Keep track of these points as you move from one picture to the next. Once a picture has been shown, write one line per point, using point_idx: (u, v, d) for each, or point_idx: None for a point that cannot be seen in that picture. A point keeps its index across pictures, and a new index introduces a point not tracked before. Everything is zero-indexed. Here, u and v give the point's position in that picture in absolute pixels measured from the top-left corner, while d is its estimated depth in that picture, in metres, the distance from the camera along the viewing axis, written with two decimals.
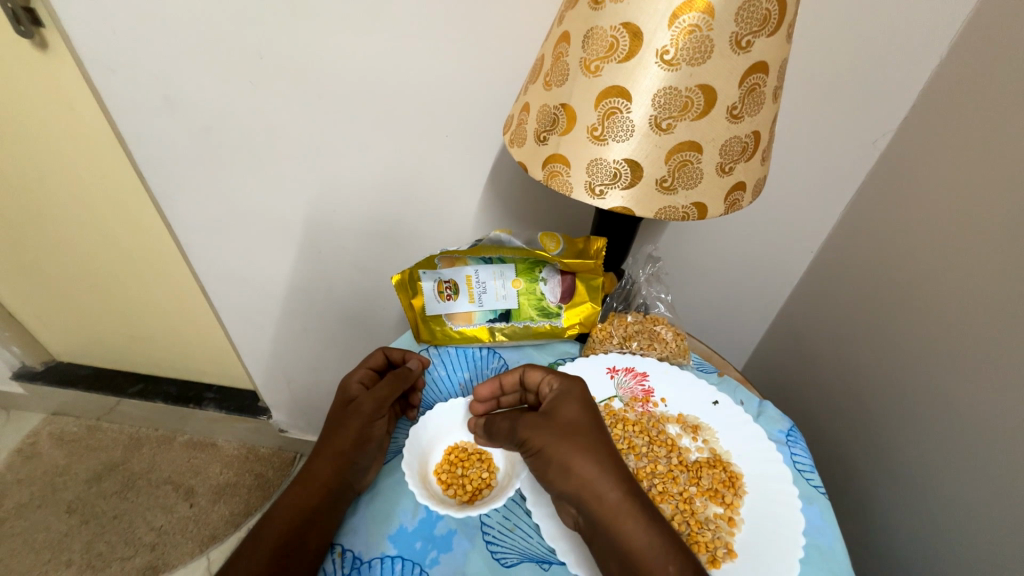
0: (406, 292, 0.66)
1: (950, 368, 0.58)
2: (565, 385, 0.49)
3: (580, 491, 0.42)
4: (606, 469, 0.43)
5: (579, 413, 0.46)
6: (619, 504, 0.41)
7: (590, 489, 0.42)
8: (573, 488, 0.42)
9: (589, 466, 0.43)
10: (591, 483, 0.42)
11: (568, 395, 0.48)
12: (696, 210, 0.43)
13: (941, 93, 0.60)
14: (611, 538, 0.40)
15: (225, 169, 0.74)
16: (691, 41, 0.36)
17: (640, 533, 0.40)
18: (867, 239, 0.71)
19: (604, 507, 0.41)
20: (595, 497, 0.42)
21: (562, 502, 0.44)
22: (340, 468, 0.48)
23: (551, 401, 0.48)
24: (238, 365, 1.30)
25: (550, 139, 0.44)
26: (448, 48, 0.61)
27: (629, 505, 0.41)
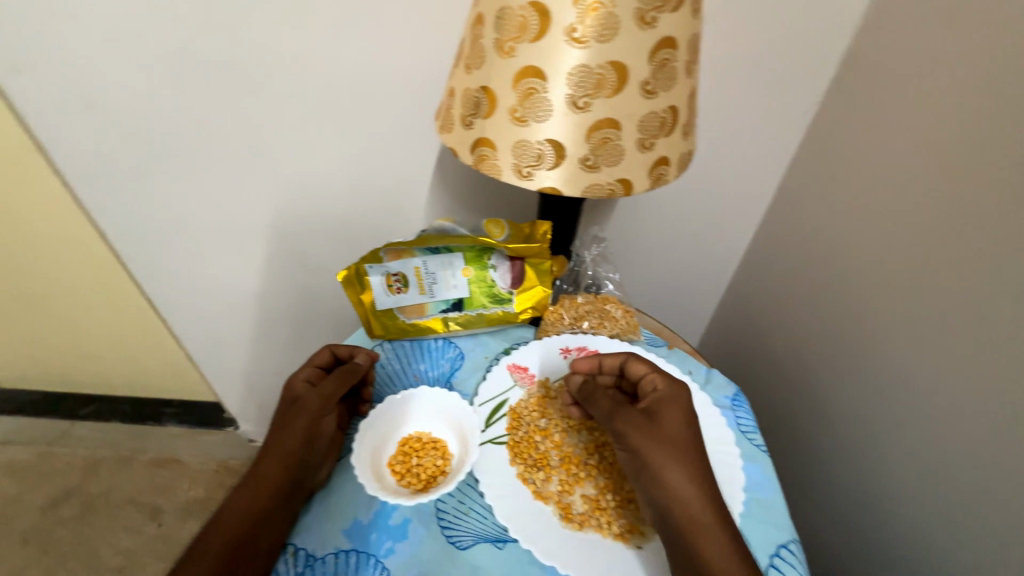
0: (355, 288, 0.65)
1: (872, 324, 0.63)
2: (672, 393, 0.50)
3: (669, 496, 0.45)
4: (696, 481, 0.45)
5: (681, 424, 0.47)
6: (705, 515, 0.43)
7: (684, 496, 0.44)
8: (662, 490, 0.45)
9: (684, 474, 0.45)
10: (685, 494, 0.44)
11: (673, 404, 0.49)
12: (621, 187, 0.44)
13: (857, 67, 0.64)
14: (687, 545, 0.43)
15: (172, 168, 0.75)
16: (597, 17, 0.36)
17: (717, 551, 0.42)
18: (799, 210, 0.75)
19: (689, 516, 0.43)
20: (682, 501, 0.44)
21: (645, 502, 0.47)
22: (288, 467, 0.46)
23: (654, 404, 0.50)
24: (197, 378, 1.25)
25: (476, 123, 0.44)
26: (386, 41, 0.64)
27: (715, 518, 0.43)
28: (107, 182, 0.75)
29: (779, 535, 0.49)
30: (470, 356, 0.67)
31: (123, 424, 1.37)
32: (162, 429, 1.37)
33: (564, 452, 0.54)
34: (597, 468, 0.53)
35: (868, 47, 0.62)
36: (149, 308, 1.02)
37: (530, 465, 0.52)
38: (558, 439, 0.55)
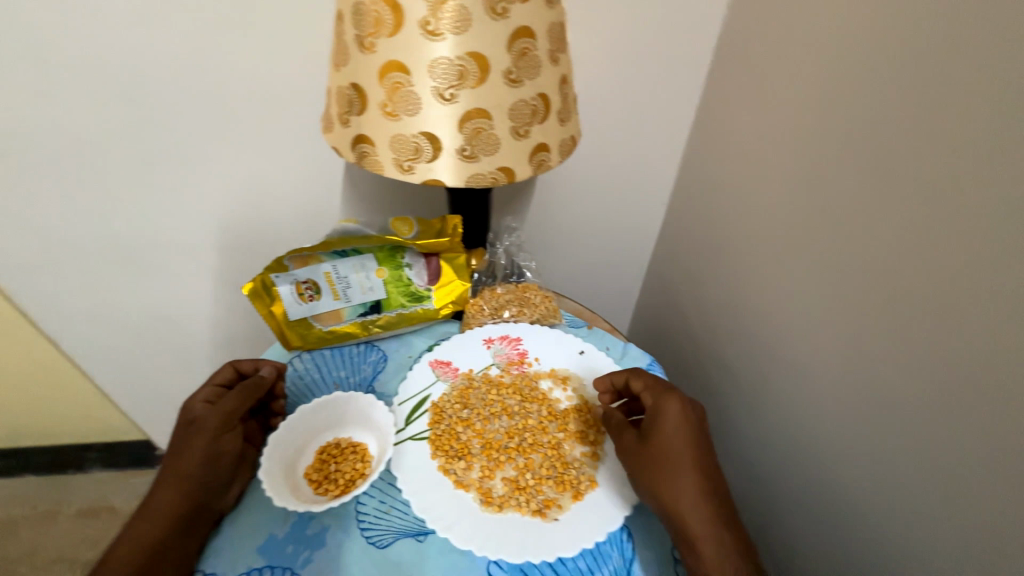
0: (264, 300, 0.62)
1: (750, 283, 0.68)
2: (669, 402, 0.50)
3: (667, 506, 0.45)
4: (698, 490, 0.45)
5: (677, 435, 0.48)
6: (707, 526, 0.44)
7: (687, 506, 0.45)
8: (661, 500, 0.46)
9: (687, 484, 0.45)
10: (683, 505, 0.45)
11: (670, 414, 0.50)
12: (504, 175, 0.45)
13: (727, 50, 0.70)
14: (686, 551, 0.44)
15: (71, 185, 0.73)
16: (448, 10, 0.37)
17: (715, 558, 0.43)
18: (695, 186, 0.81)
19: (686, 524, 0.44)
20: (684, 512, 0.44)
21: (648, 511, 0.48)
22: (187, 491, 0.45)
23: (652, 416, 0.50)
24: (120, 417, 1.15)
25: (352, 121, 0.44)
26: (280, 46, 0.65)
27: (718, 526, 0.44)
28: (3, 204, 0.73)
29: None
30: (394, 357, 0.66)
31: (40, 478, 1.25)
32: (89, 476, 1.26)
33: (485, 439, 0.55)
34: (517, 450, 0.54)
35: (734, 32, 0.68)
36: (50, 346, 0.94)
37: (450, 456, 0.53)
38: (480, 427, 0.56)
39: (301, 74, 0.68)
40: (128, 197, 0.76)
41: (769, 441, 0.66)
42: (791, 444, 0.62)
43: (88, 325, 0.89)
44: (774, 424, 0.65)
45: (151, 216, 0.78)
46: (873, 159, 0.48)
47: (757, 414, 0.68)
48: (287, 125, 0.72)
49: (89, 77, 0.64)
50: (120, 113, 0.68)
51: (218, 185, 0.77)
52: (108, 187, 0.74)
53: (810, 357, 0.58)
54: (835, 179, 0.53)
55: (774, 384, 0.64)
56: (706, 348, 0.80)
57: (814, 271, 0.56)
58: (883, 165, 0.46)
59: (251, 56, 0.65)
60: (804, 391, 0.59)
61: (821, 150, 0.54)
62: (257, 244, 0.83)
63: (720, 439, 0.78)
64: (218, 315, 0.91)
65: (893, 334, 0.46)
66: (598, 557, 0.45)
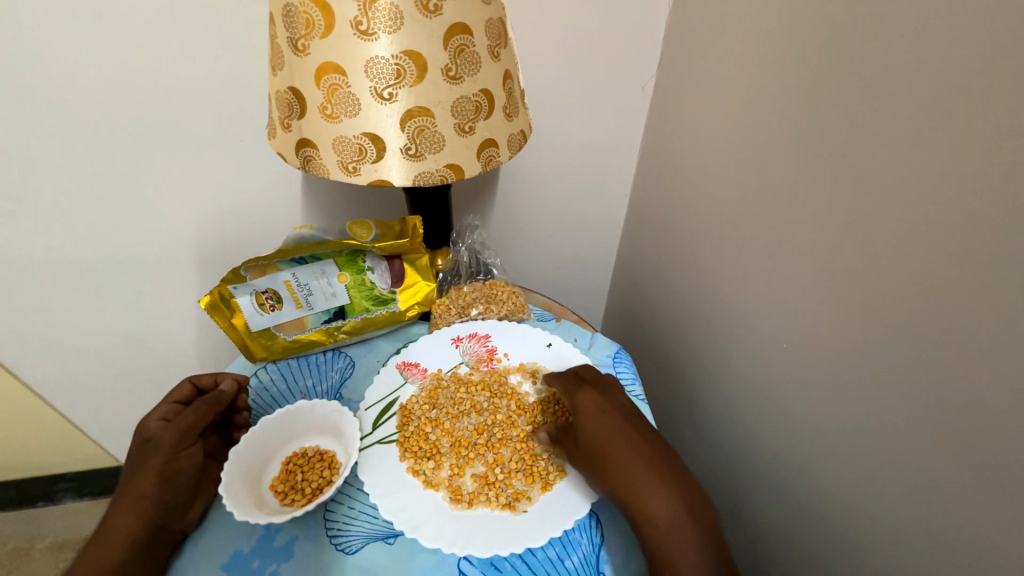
0: (223, 313, 0.60)
1: (709, 267, 0.70)
2: (581, 399, 0.53)
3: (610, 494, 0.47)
4: (625, 467, 0.47)
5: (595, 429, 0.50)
6: (646, 500, 0.46)
7: (620, 486, 0.47)
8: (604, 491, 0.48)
9: (613, 465, 0.48)
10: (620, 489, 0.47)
11: (586, 409, 0.52)
12: (452, 172, 0.45)
13: (674, 41, 0.72)
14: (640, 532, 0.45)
15: (12, 208, 0.70)
16: (380, 9, 0.37)
17: (665, 529, 0.44)
18: (653, 176, 0.82)
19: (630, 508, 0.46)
20: (618, 491, 0.47)
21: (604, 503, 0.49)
22: (143, 513, 0.44)
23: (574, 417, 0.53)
24: (88, 444, 1.11)
25: (293, 125, 0.44)
26: (230, 55, 0.64)
27: (650, 495, 0.46)
28: None
29: None
30: (362, 362, 0.66)
31: (10, 514, 1.19)
32: (63, 508, 1.21)
33: (455, 437, 0.56)
34: (486, 446, 0.55)
35: (679, 23, 0.70)
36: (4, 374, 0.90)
37: (420, 457, 0.53)
38: (449, 425, 0.57)
39: (249, 80, 0.66)
40: (73, 217, 0.72)
41: (737, 420, 0.67)
42: (756, 421, 0.63)
43: (43, 354, 0.85)
44: (739, 403, 0.66)
45: (102, 235, 0.75)
46: (808, 138, 0.49)
47: (723, 394, 0.70)
48: (240, 134, 0.70)
49: (19, 90, 0.61)
50: (55, 127, 0.64)
51: (170, 198, 0.74)
52: (50, 205, 0.70)
53: (766, 334, 0.59)
54: (777, 160, 0.54)
55: (737, 365, 0.66)
56: (674, 333, 0.81)
57: (764, 250, 0.58)
58: (818, 143, 0.48)
59: (196, 65, 0.64)
60: (762, 369, 0.60)
61: (762, 133, 0.56)
62: (218, 257, 0.82)
63: (692, 422, 0.79)
64: (185, 332, 0.89)
65: (835, 307, 0.48)
66: (567, 545, 0.46)
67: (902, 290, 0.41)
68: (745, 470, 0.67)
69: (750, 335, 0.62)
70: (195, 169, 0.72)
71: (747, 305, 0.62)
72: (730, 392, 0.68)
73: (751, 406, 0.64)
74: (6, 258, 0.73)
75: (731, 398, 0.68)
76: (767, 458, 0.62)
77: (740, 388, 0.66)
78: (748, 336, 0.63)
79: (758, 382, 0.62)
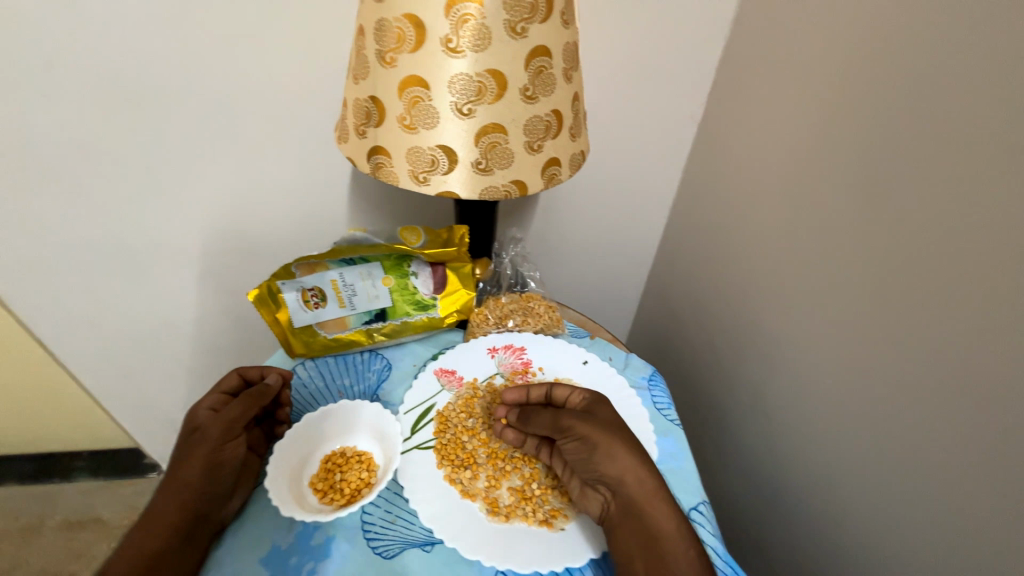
0: (269, 307, 0.61)
1: (749, 295, 0.69)
2: (595, 393, 0.55)
3: (622, 476, 0.48)
4: (638, 463, 0.49)
5: (615, 415, 0.52)
6: (653, 489, 0.47)
7: (629, 478, 0.48)
8: (616, 472, 0.48)
9: (622, 459, 0.48)
10: (627, 470, 0.48)
11: (600, 400, 0.54)
12: (516, 187, 0.46)
13: (730, 69, 0.72)
14: (641, 520, 0.46)
15: (61, 195, 0.71)
16: (469, 28, 0.38)
17: (667, 519, 0.46)
18: (694, 201, 0.82)
19: (639, 491, 0.47)
20: (629, 484, 0.47)
21: (596, 487, 0.49)
22: (186, 502, 0.44)
23: (587, 405, 0.54)
24: (109, 424, 1.13)
25: (369, 132, 0.45)
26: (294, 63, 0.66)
27: (658, 496, 0.47)
28: None
29: (690, 499, 0.53)
30: (398, 365, 0.66)
31: (24, 487, 1.20)
32: (73, 487, 1.21)
33: (491, 448, 0.56)
34: (523, 459, 0.55)
35: (737, 51, 0.70)
36: (43, 352, 0.92)
37: (457, 465, 0.53)
38: (486, 436, 0.57)
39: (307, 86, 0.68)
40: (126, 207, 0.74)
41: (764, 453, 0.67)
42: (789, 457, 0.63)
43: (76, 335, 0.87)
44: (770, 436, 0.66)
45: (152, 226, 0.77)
46: (869, 179, 0.49)
47: (755, 426, 0.69)
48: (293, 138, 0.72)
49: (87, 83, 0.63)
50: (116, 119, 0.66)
51: (214, 191, 0.75)
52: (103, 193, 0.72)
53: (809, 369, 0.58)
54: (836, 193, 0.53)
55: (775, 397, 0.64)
56: (704, 360, 0.81)
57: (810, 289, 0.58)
58: (875, 188, 0.49)
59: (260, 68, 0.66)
60: (798, 406, 0.60)
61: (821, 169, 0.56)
62: (260, 252, 0.84)
63: (716, 450, 0.79)
64: (218, 321, 0.90)
65: (888, 353, 0.48)
66: (606, 568, 0.46)
67: (962, 339, 0.41)
68: (775, 505, 0.66)
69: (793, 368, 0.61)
70: (245, 165, 0.73)
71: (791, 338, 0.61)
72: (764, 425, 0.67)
73: (788, 441, 0.62)
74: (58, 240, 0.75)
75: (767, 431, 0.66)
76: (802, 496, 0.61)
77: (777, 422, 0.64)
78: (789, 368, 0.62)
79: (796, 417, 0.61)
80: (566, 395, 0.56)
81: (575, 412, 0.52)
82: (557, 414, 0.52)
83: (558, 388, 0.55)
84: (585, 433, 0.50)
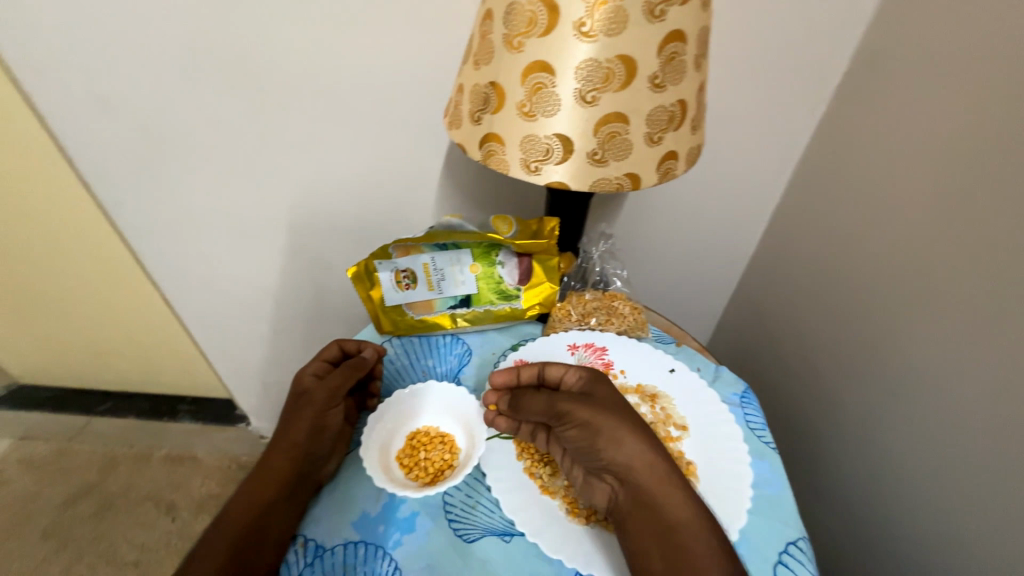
0: (365, 284, 0.65)
1: (881, 316, 0.63)
2: (591, 371, 0.52)
3: (631, 463, 0.46)
4: (645, 448, 0.46)
5: (615, 396, 0.49)
6: (663, 474, 0.46)
7: (637, 465, 0.46)
8: (623, 460, 0.46)
9: (627, 446, 0.46)
10: (637, 455, 0.46)
11: (598, 379, 0.51)
12: (629, 181, 0.44)
13: (872, 60, 0.63)
14: (654, 507, 0.45)
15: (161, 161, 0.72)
16: (605, 11, 0.37)
17: (679, 504, 0.44)
18: (812, 206, 0.75)
19: (649, 477, 0.45)
20: (638, 471, 0.45)
21: (603, 475, 0.47)
22: (294, 459, 0.48)
23: (584, 386, 0.51)
24: (211, 376, 1.26)
25: (484, 119, 0.44)
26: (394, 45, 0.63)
27: (669, 482, 0.45)
28: (128, 182, 0.75)
29: (788, 532, 0.48)
30: (478, 352, 0.67)
31: (139, 421, 1.37)
32: (177, 427, 1.36)
33: None
34: None
35: (883, 40, 0.62)
36: (166, 306, 1.04)
37: (536, 460, 0.52)
38: None
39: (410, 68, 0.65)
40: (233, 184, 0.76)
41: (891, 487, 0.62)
42: (923, 501, 0.57)
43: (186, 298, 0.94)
44: (896, 471, 0.61)
45: (257, 206, 0.79)
46: None
47: (876, 459, 0.64)
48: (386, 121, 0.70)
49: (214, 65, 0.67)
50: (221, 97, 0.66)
51: (311, 171, 0.75)
52: None
53: (962, 404, 0.52)
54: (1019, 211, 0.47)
55: (905, 430, 0.59)
56: (819, 384, 0.76)
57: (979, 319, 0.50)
58: None
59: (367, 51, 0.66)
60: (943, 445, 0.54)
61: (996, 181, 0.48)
62: (351, 236, 0.84)
63: (828, 477, 0.73)
64: (309, 296, 0.93)
65: None
66: None
67: None
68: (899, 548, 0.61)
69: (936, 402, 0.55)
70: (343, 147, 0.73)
71: (934, 368, 0.55)
72: (892, 458, 0.61)
73: (923, 479, 0.57)
74: (169, 212, 0.79)
75: (894, 465, 0.61)
76: (939, 541, 0.55)
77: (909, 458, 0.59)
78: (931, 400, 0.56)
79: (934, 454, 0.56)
80: (559, 373, 0.53)
81: (572, 396, 0.49)
82: (553, 398, 0.49)
83: (551, 367, 0.52)
84: (585, 419, 0.47)
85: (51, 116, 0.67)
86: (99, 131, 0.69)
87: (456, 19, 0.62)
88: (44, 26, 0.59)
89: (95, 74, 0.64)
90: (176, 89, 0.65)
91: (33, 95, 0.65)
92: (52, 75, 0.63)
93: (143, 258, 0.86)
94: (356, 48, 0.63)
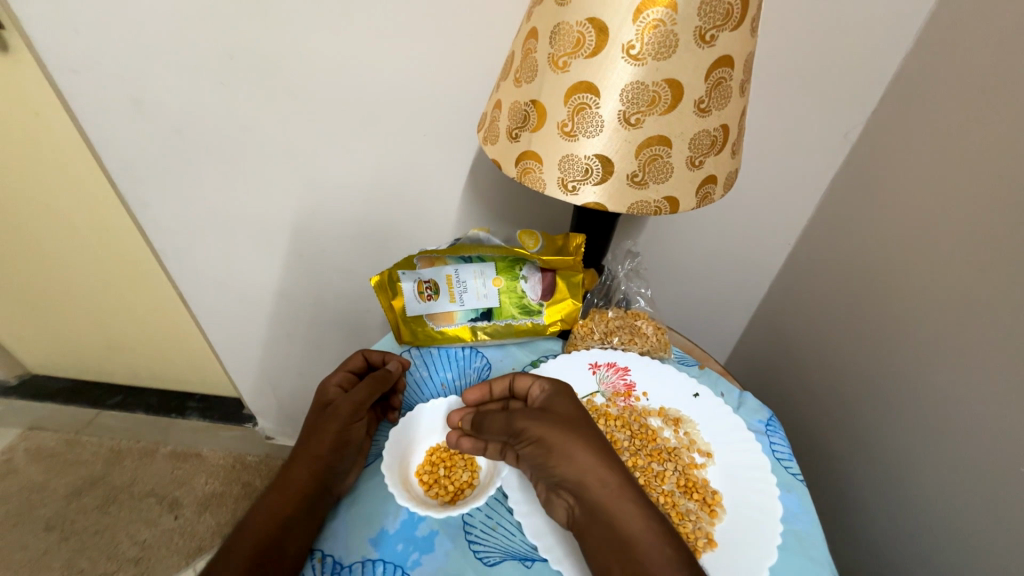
0: (387, 293, 0.64)
1: (911, 349, 0.61)
2: (555, 384, 0.51)
3: (583, 476, 0.43)
4: (601, 461, 0.44)
5: (574, 408, 0.48)
6: (619, 487, 0.43)
7: (591, 478, 0.43)
8: (575, 474, 0.43)
9: (583, 458, 0.44)
10: (592, 468, 0.43)
11: (560, 392, 0.50)
12: (668, 205, 0.43)
13: (910, 84, 0.62)
14: (609, 523, 0.42)
15: (198, 168, 0.74)
16: (656, 34, 0.36)
17: (637, 519, 0.42)
18: (841, 230, 0.73)
19: (605, 492, 0.43)
20: (591, 486, 0.43)
21: (560, 490, 0.45)
22: (317, 471, 0.49)
23: (545, 401, 0.50)
24: (222, 374, 1.26)
25: (522, 136, 0.44)
26: (426, 57, 0.63)
27: (624, 495, 0.43)
28: (154, 181, 0.75)
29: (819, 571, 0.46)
30: (497, 366, 0.66)
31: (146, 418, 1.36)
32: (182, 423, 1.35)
33: None
34: None
35: (922, 65, 0.60)
36: (181, 303, 1.05)
37: None
38: None
39: (442, 80, 0.65)
40: (260, 189, 0.77)
41: (919, 527, 0.59)
42: (955, 542, 0.54)
43: (204, 298, 0.94)
44: (926, 510, 0.58)
45: (281, 212, 0.80)
46: None
47: (903, 495, 0.61)
48: (416, 131, 0.70)
49: None
50: (255, 104, 0.67)
51: (336, 178, 0.75)
52: None
53: (992, 446, 0.50)
54: None
55: (933, 468, 0.57)
56: (843, 413, 0.73)
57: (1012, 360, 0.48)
58: None
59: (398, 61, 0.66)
60: (974, 483, 0.52)
61: None
62: (372, 243, 0.84)
63: (851, 509, 0.71)
64: (326, 300, 0.93)
65: None
66: None
67: None
68: None
69: (970, 441, 0.53)
70: (369, 156, 0.73)
71: (968, 406, 0.53)
72: (920, 496, 0.59)
73: (952, 520, 0.54)
74: (194, 212, 0.80)
75: (920, 504, 0.59)
76: None
77: (936, 497, 0.57)
78: (963, 440, 0.53)
79: (965, 496, 0.53)
80: (526, 387, 0.52)
81: (528, 411, 0.47)
82: (511, 416, 0.48)
83: (518, 378, 0.52)
84: (539, 435, 0.45)
85: (81, 115, 0.68)
86: (127, 130, 0.69)
87: (486, 29, 0.61)
88: (80, 28, 0.60)
89: (129, 75, 0.64)
90: (205, 90, 0.66)
91: (67, 92, 0.65)
92: (85, 75, 0.64)
93: (163, 257, 0.87)
94: (387, 58, 0.63)
